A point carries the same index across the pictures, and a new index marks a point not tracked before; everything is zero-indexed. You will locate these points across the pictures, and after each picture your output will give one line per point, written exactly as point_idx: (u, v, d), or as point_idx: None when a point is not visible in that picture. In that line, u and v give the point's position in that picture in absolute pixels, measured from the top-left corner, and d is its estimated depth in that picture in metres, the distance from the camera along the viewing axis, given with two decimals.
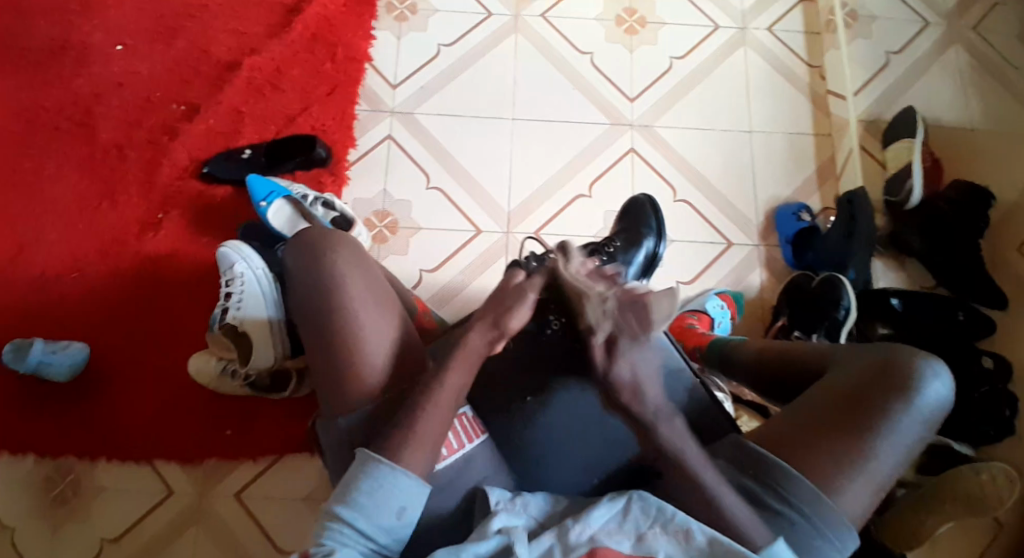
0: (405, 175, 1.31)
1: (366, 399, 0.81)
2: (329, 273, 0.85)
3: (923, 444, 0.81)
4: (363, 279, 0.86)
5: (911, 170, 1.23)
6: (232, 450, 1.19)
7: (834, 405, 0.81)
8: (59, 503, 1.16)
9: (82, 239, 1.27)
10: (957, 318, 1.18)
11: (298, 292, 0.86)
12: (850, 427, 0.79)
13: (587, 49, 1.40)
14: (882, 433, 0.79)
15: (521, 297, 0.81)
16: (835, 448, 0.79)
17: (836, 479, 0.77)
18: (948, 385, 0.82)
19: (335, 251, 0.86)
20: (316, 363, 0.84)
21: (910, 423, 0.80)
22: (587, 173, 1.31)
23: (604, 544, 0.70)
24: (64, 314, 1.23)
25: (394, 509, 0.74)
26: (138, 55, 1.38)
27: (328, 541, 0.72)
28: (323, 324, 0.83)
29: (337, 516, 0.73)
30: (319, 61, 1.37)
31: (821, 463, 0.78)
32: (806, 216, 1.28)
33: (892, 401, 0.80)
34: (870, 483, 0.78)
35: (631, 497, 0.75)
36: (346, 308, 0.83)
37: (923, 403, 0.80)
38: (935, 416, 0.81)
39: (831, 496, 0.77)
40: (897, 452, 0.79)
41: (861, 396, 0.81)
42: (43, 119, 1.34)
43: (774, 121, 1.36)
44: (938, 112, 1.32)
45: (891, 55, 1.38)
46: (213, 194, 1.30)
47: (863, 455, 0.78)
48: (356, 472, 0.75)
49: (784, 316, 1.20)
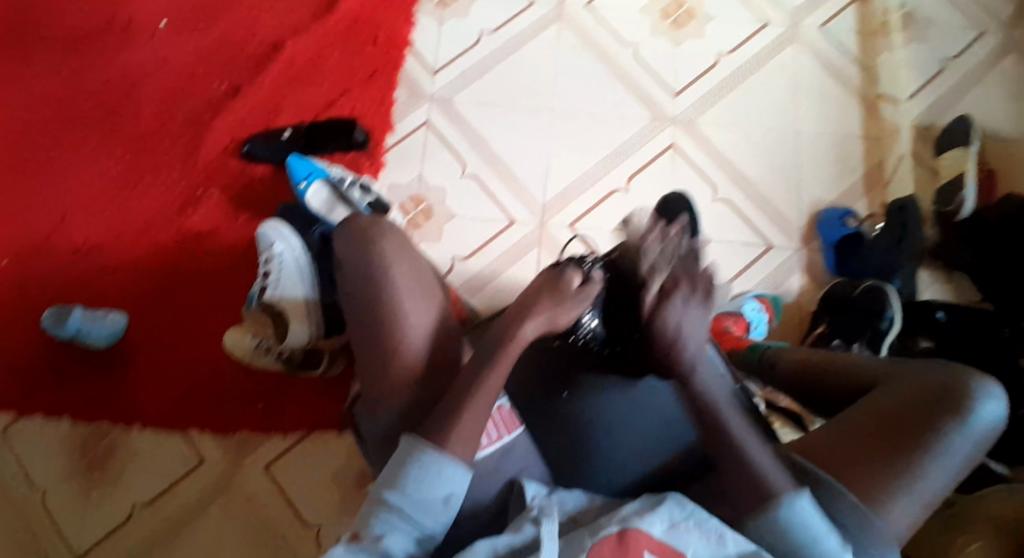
0: (441, 162, 1.31)
1: (406, 385, 0.85)
2: (378, 260, 0.88)
3: (970, 464, 0.82)
4: (410, 269, 0.89)
5: (964, 182, 1.20)
6: (261, 424, 1.21)
7: (883, 420, 0.83)
8: (93, 468, 1.19)
9: (125, 211, 1.29)
10: (1002, 333, 1.13)
11: (345, 276, 0.89)
12: (901, 444, 0.81)
13: (631, 41, 1.37)
14: (933, 452, 0.80)
15: (578, 298, 0.85)
16: (885, 463, 0.80)
17: (881, 493, 0.78)
18: (1000, 406, 0.84)
19: (384, 239, 0.89)
20: (359, 348, 0.88)
21: (962, 444, 0.81)
22: (626, 168, 1.29)
23: (635, 527, 0.70)
24: (105, 284, 1.26)
25: (439, 496, 0.76)
26: (184, 32, 1.39)
27: (377, 526, 0.75)
28: (368, 312, 0.86)
29: (385, 502, 0.76)
30: (361, 44, 1.37)
31: (869, 476, 0.79)
32: (851, 222, 1.24)
33: (945, 420, 0.82)
34: (916, 498, 0.79)
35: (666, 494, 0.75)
36: (390, 298, 0.86)
37: (976, 424, 0.82)
38: (986, 439, 0.82)
39: (878, 510, 0.78)
40: (945, 471, 0.80)
41: (914, 414, 0.82)
42: (90, 91, 1.35)
43: (822, 123, 1.32)
44: (993, 121, 1.30)
45: (947, 60, 1.34)
46: (254, 174, 1.31)
47: (913, 472, 0.79)
48: (403, 459, 0.77)
49: (823, 323, 1.18)
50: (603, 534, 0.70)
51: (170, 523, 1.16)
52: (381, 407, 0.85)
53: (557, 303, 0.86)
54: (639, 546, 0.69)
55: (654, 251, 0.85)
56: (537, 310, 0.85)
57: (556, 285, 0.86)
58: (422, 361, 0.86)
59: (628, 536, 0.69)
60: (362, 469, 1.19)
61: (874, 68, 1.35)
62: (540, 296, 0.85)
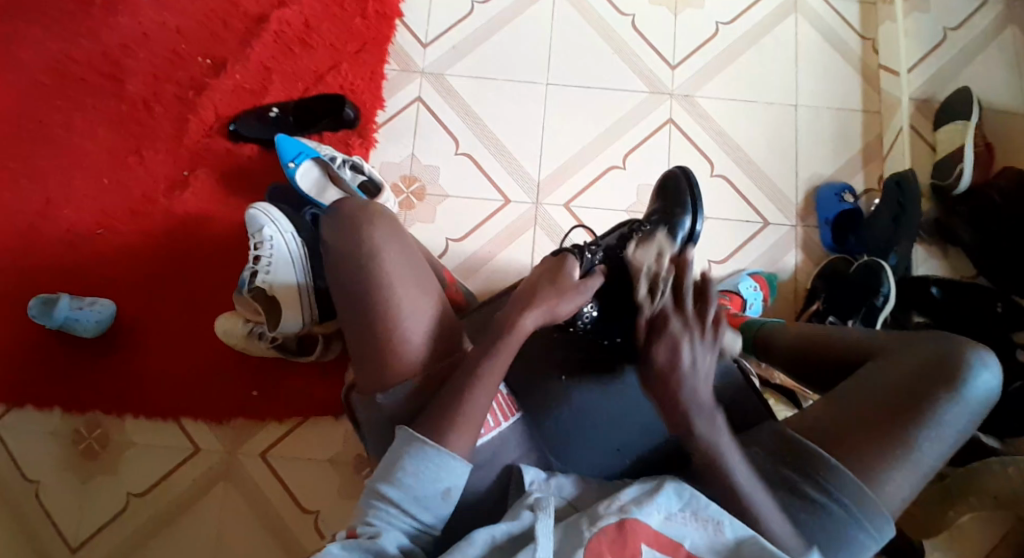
0: (434, 139, 1.28)
1: (404, 378, 0.81)
2: (370, 250, 0.83)
3: (966, 433, 0.81)
4: (404, 256, 0.84)
5: (963, 154, 1.19)
6: (257, 411, 1.19)
7: (880, 398, 0.81)
8: (88, 457, 1.18)
9: (108, 194, 1.25)
10: (995, 309, 1.14)
11: (334, 264, 0.85)
12: (898, 420, 0.79)
13: (629, 11, 1.34)
14: (930, 426, 0.79)
15: (580, 287, 0.83)
16: (881, 440, 0.79)
17: (879, 471, 0.78)
18: (995, 375, 0.81)
19: (374, 227, 0.84)
20: (355, 340, 0.83)
21: (957, 416, 0.80)
22: (623, 144, 1.27)
23: (634, 517, 0.71)
24: (90, 270, 1.22)
25: (438, 489, 0.75)
26: (164, 4, 1.33)
27: (374, 520, 0.73)
28: (363, 304, 0.82)
29: (382, 495, 0.74)
30: (349, 16, 1.32)
31: (865, 456, 0.78)
32: (849, 197, 1.23)
33: (942, 393, 0.80)
34: (913, 474, 0.78)
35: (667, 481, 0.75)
36: (387, 287, 0.81)
37: (971, 395, 0.80)
38: (981, 409, 0.81)
39: (873, 488, 0.77)
40: (941, 444, 0.79)
41: (911, 389, 0.80)
42: (67, 67, 1.30)
43: (820, 96, 1.30)
44: (993, 94, 1.28)
45: (949, 30, 1.32)
46: (240, 153, 1.27)
47: (909, 447, 0.78)
48: (400, 451, 0.75)
49: (819, 300, 1.18)
50: (603, 520, 0.70)
51: (168, 511, 1.16)
52: (383, 398, 0.81)
53: (558, 293, 0.83)
54: (636, 542, 0.69)
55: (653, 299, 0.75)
56: (537, 298, 0.82)
57: (556, 274, 0.84)
58: (423, 352, 0.82)
59: (627, 525, 0.70)
60: (360, 454, 1.19)
61: (875, 39, 1.33)
62: (541, 283, 0.83)
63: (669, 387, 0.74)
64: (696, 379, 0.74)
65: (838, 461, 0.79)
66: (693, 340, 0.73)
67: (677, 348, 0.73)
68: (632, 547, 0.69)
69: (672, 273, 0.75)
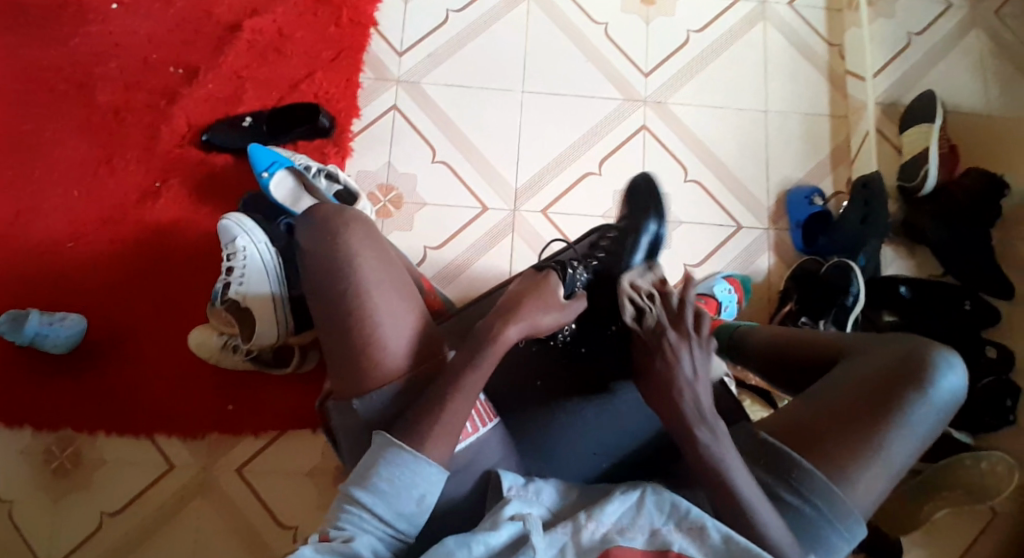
0: (410, 148, 1.28)
1: (385, 384, 0.81)
2: (346, 257, 0.83)
3: (934, 432, 0.84)
4: (381, 263, 0.84)
5: (928, 156, 1.22)
6: (234, 424, 1.18)
7: (849, 398, 0.84)
8: (60, 475, 1.15)
9: (78, 206, 1.23)
10: (963, 307, 1.19)
11: (310, 270, 0.84)
12: (868, 419, 0.82)
13: (603, 19, 1.35)
14: (898, 424, 0.81)
15: (563, 310, 0.87)
16: (852, 440, 0.81)
17: (849, 471, 0.80)
18: (961, 376, 0.85)
19: (350, 234, 0.84)
20: (333, 347, 0.82)
21: (925, 415, 0.82)
22: (599, 150, 1.28)
23: (618, 544, 0.71)
24: (60, 284, 1.20)
25: (413, 496, 0.74)
26: (134, 13, 1.32)
27: (346, 525, 0.72)
28: (341, 309, 0.81)
29: (355, 499, 0.74)
30: (323, 25, 1.31)
31: (834, 456, 0.81)
32: (818, 201, 1.26)
33: (910, 392, 0.82)
34: (881, 473, 0.81)
35: (643, 493, 0.75)
36: (365, 293, 0.81)
37: (938, 395, 0.83)
38: (947, 409, 0.84)
39: (845, 487, 0.80)
40: (909, 444, 0.82)
41: (880, 388, 0.83)
42: (34, 78, 1.28)
43: (791, 101, 1.33)
44: (956, 97, 1.32)
45: (913, 35, 1.36)
46: (213, 163, 1.25)
47: (878, 445, 0.81)
48: (376, 456, 0.75)
49: (790, 301, 1.20)
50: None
51: (143, 529, 1.14)
52: (360, 406, 0.81)
53: (541, 306, 0.86)
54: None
55: (652, 318, 0.81)
56: (526, 308, 0.85)
57: (540, 288, 0.87)
58: (403, 358, 0.82)
59: (612, 554, 0.70)
60: (338, 466, 1.17)
61: (842, 45, 1.36)
62: (524, 298, 0.85)
63: (671, 391, 0.78)
64: (701, 390, 0.78)
65: (811, 461, 0.81)
66: (689, 351, 0.79)
67: (677, 364, 0.79)
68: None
69: (661, 292, 0.82)
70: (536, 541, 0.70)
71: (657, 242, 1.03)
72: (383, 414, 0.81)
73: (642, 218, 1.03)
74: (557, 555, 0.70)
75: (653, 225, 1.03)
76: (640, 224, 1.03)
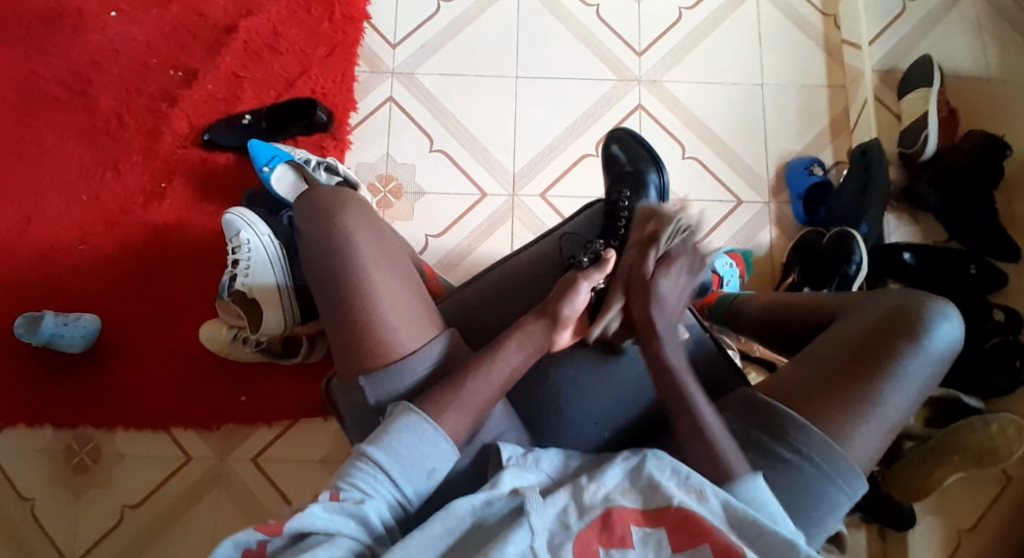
0: (408, 138, 1.29)
1: (389, 361, 0.81)
2: (342, 236, 0.84)
3: (932, 384, 0.83)
4: (376, 242, 0.85)
5: (927, 121, 1.21)
6: (248, 415, 1.21)
7: (848, 352, 0.83)
8: (77, 471, 1.18)
9: (87, 210, 1.26)
10: (969, 271, 1.18)
11: (309, 254, 0.85)
12: (862, 371, 0.81)
13: (593, 1, 1.36)
14: (893, 377, 0.80)
15: (573, 285, 0.84)
16: (846, 393, 0.80)
17: (848, 426, 0.79)
18: (958, 326, 0.84)
19: (345, 214, 0.85)
20: (333, 327, 0.83)
21: (921, 365, 0.81)
22: (594, 132, 1.29)
23: (619, 505, 0.71)
24: (73, 286, 1.23)
25: (425, 468, 0.74)
26: (132, 20, 1.35)
27: (358, 483, 0.71)
28: (339, 289, 0.82)
29: (368, 458, 0.73)
30: (316, 21, 1.33)
31: (832, 409, 0.80)
32: (818, 170, 1.26)
33: (907, 342, 0.81)
34: (880, 428, 0.80)
35: (645, 459, 0.75)
36: (362, 270, 0.82)
37: (932, 346, 0.82)
38: (944, 360, 0.82)
39: (842, 440, 0.79)
40: (907, 395, 0.81)
41: (875, 340, 0.82)
42: (41, 89, 1.31)
43: (786, 73, 1.32)
44: (955, 60, 1.30)
45: (908, 2, 1.34)
46: (216, 161, 1.28)
47: (874, 398, 0.80)
48: (395, 421, 0.75)
49: (794, 273, 1.19)
50: (590, 514, 0.70)
51: (162, 519, 1.16)
52: (367, 387, 0.81)
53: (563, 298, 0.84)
54: (624, 525, 0.69)
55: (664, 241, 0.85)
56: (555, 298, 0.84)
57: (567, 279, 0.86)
58: (398, 331, 0.82)
59: (614, 516, 0.70)
60: (349, 452, 1.20)
61: (836, 14, 1.35)
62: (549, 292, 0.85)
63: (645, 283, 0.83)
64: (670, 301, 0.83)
65: (807, 416, 0.81)
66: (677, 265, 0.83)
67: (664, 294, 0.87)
68: (622, 528, 0.69)
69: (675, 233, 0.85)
70: (538, 512, 0.69)
71: (661, 190, 1.02)
72: (392, 394, 0.81)
73: (642, 170, 1.02)
74: (560, 515, 0.70)
75: (654, 173, 1.02)
76: (643, 176, 1.02)
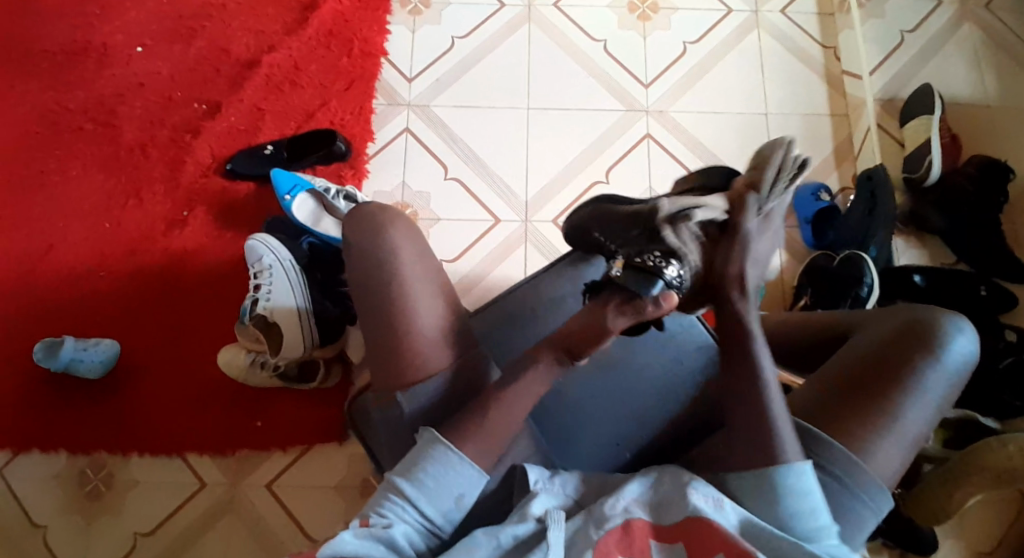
0: (423, 166, 1.32)
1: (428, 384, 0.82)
2: (390, 248, 0.86)
3: (949, 399, 0.83)
4: (420, 258, 0.87)
5: (930, 146, 1.23)
6: (261, 441, 1.21)
7: (866, 367, 0.83)
8: (92, 497, 1.18)
9: (109, 237, 1.29)
10: (979, 292, 1.19)
11: (354, 265, 0.87)
12: (881, 386, 0.81)
13: (600, 37, 1.41)
14: (912, 391, 0.81)
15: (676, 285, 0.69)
16: (867, 405, 0.81)
17: (870, 441, 0.79)
18: (972, 341, 0.85)
19: (393, 228, 0.88)
20: (373, 339, 0.84)
21: (938, 380, 0.82)
22: (604, 160, 1.32)
23: (637, 519, 0.71)
24: (93, 312, 1.25)
25: (452, 495, 0.73)
26: (157, 56, 1.40)
27: (387, 512, 0.71)
28: (380, 301, 0.84)
29: (398, 489, 0.72)
30: (335, 56, 1.39)
31: (853, 423, 0.80)
32: (825, 196, 1.28)
33: (923, 357, 0.82)
34: (901, 442, 0.80)
35: (665, 480, 0.73)
36: (407, 286, 0.84)
37: (947, 361, 0.83)
38: (960, 374, 0.83)
39: (864, 456, 0.79)
40: (925, 409, 0.81)
41: (891, 355, 0.83)
42: (68, 120, 1.36)
43: (790, 102, 1.36)
44: (956, 89, 1.34)
45: (906, 32, 1.39)
46: (236, 190, 1.32)
47: (895, 411, 0.80)
48: (423, 450, 0.74)
49: (805, 295, 1.20)
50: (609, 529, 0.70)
51: (174, 547, 1.16)
52: (404, 401, 0.82)
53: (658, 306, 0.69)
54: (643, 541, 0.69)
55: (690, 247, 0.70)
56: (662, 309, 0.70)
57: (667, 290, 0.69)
58: (440, 353, 0.83)
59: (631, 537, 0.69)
60: (364, 475, 1.20)
61: (836, 47, 1.40)
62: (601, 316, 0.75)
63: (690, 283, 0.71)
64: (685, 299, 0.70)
65: (829, 432, 0.80)
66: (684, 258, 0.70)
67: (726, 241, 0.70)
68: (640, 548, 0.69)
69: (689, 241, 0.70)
70: (554, 535, 0.69)
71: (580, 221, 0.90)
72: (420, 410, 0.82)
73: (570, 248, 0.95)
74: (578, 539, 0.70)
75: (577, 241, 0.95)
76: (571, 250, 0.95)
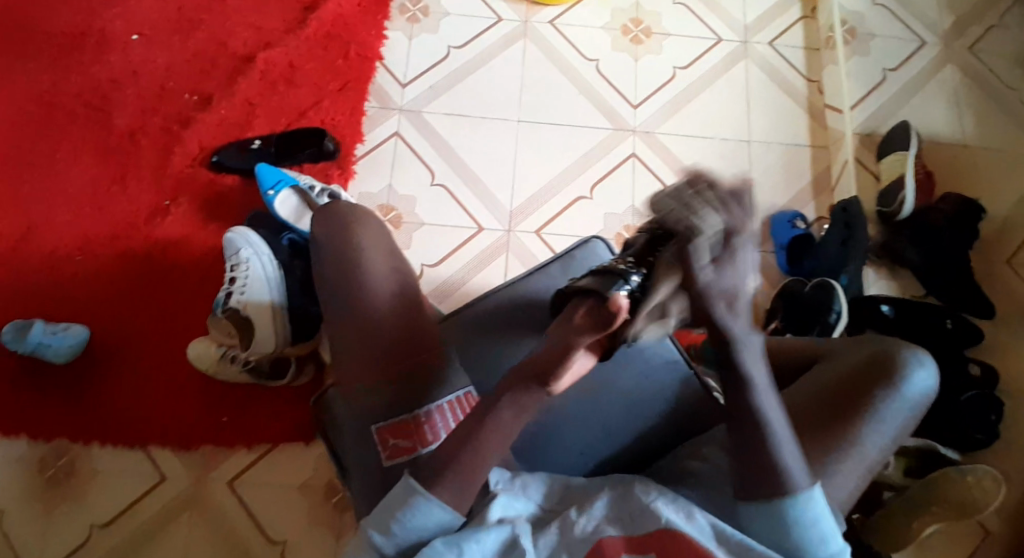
0: (411, 171, 1.34)
1: (393, 380, 0.85)
2: (358, 245, 0.91)
3: (906, 430, 0.85)
4: (388, 257, 0.92)
5: (904, 183, 1.27)
6: (231, 435, 1.20)
7: (828, 398, 0.85)
8: (53, 482, 1.16)
9: (90, 221, 1.29)
10: (946, 325, 1.22)
11: (322, 259, 0.92)
12: (840, 416, 0.83)
13: (594, 56, 1.44)
14: (870, 421, 0.83)
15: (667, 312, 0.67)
16: (828, 430, 0.83)
17: (828, 466, 0.80)
18: (932, 374, 0.87)
19: (362, 226, 0.92)
20: (339, 332, 0.88)
21: (896, 411, 0.84)
22: (590, 176, 1.35)
23: (608, 534, 0.71)
24: (69, 295, 1.24)
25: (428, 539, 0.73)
26: (153, 45, 1.40)
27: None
28: (348, 297, 0.88)
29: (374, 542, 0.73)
30: (331, 58, 1.40)
31: (812, 449, 0.81)
32: (801, 224, 1.31)
33: (883, 389, 0.85)
34: (857, 469, 0.81)
35: (632, 491, 0.74)
36: (371, 282, 0.88)
37: (907, 393, 0.85)
38: (920, 406, 0.85)
39: (821, 480, 0.80)
40: (881, 439, 0.83)
41: (853, 386, 0.85)
42: (58, 102, 1.36)
43: (772, 132, 1.40)
44: (933, 128, 1.38)
45: (888, 71, 1.44)
46: (223, 183, 1.32)
47: (854, 437, 0.82)
48: (397, 503, 0.73)
49: (777, 319, 1.23)
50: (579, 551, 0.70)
51: (136, 538, 1.14)
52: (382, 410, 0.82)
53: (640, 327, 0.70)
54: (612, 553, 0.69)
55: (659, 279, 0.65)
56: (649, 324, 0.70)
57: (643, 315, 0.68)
58: (404, 348, 0.86)
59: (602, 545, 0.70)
60: (331, 475, 1.19)
61: (820, 81, 1.44)
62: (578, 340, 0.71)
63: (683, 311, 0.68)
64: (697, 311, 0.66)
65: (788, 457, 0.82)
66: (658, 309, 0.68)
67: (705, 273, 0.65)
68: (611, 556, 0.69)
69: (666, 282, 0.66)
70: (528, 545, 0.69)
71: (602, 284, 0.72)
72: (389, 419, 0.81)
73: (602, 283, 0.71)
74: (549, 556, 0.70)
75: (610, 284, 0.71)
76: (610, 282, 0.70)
